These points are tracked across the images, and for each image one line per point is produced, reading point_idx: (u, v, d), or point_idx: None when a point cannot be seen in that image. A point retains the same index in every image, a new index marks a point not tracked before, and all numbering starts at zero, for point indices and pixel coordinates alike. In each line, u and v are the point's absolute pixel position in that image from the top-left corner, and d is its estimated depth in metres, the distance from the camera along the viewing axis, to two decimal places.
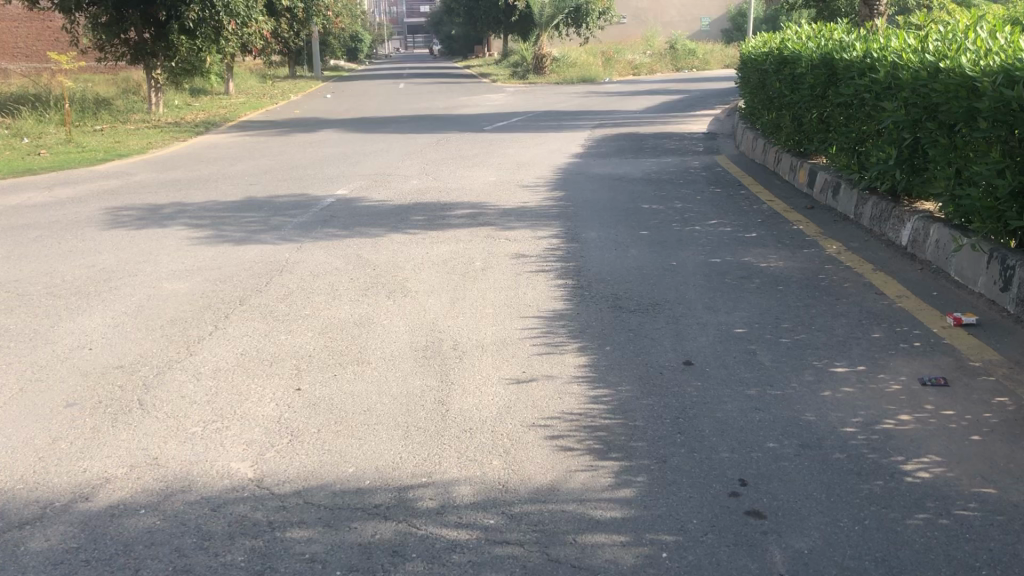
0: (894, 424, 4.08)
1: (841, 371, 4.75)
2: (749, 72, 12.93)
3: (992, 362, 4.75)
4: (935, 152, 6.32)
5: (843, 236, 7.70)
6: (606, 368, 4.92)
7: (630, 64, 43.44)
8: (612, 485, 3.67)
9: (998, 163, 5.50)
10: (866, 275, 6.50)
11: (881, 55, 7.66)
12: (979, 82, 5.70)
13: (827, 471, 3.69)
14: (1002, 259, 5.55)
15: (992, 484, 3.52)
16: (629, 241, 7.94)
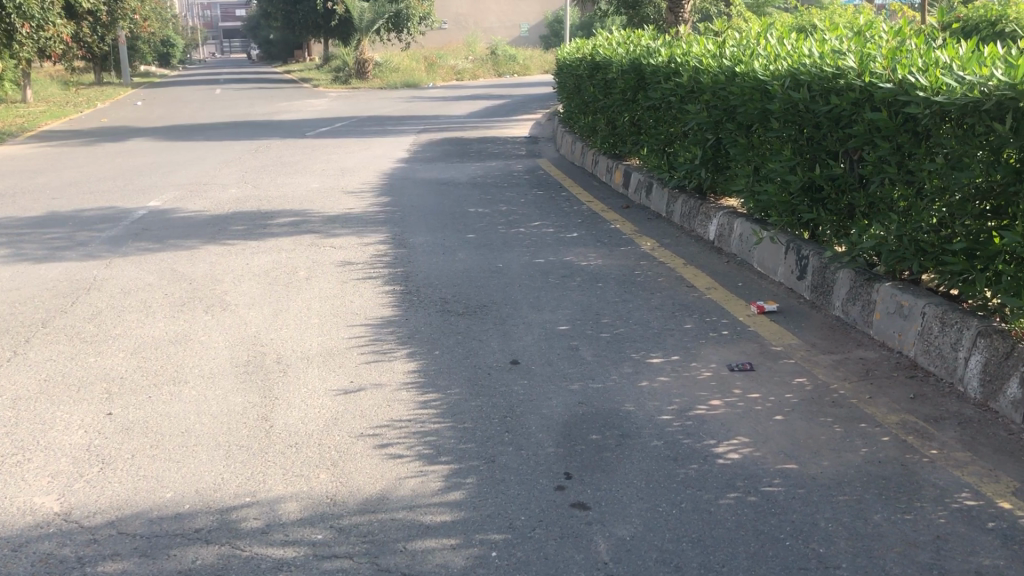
0: (706, 409, 4.31)
1: (657, 362, 4.97)
2: (565, 77, 13.31)
3: (792, 346, 5.10)
4: (735, 151, 6.74)
5: (657, 233, 8.06)
6: (435, 373, 4.93)
7: (453, 69, 43.78)
8: (441, 489, 3.68)
9: (790, 160, 5.92)
10: (679, 270, 6.82)
11: (684, 60, 8.07)
12: (770, 85, 6.11)
13: (646, 459, 3.84)
14: (798, 249, 5.97)
15: (793, 459, 3.78)
16: (455, 246, 7.98)
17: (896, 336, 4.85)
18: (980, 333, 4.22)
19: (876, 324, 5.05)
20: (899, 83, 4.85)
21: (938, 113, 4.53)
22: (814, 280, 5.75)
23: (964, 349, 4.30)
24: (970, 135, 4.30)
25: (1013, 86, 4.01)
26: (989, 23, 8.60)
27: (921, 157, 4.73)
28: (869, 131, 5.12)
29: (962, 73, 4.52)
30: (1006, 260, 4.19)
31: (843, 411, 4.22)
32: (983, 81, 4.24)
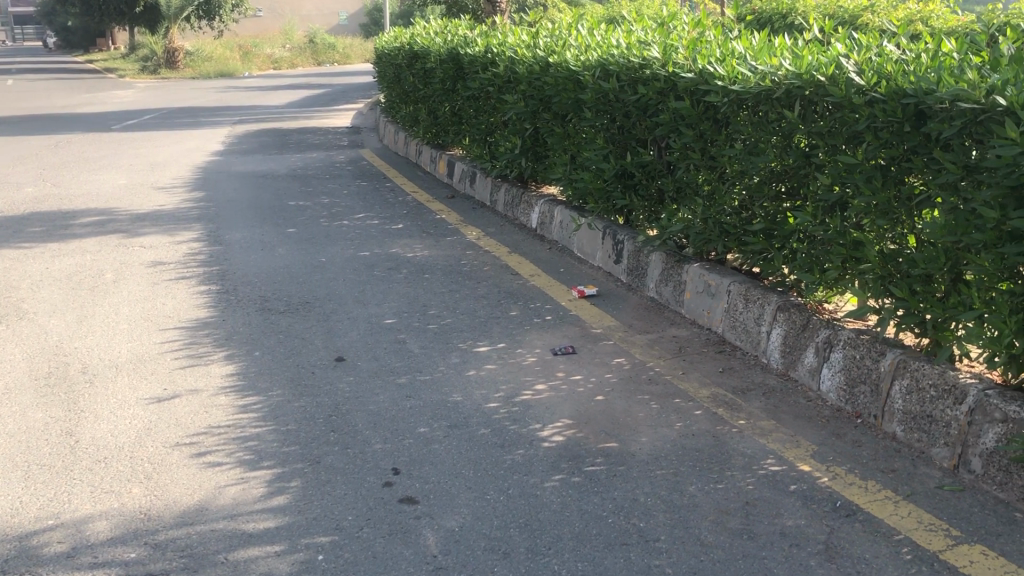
0: (531, 395, 4.38)
1: (483, 350, 5.00)
2: (384, 67, 13.16)
3: (611, 328, 5.26)
4: (552, 141, 6.87)
5: (482, 222, 8.12)
6: (255, 375, 4.76)
7: (270, 58, 42.45)
8: (264, 495, 3.56)
9: (603, 148, 6.10)
10: (503, 258, 6.90)
11: (499, 50, 8.15)
12: (582, 75, 6.26)
13: (473, 448, 3.86)
14: (614, 235, 6.18)
15: (614, 438, 3.91)
16: (275, 241, 7.73)
17: (706, 314, 5.10)
18: (779, 308, 4.51)
19: (686, 304, 5.29)
20: (699, 73, 5.08)
21: (734, 101, 4.77)
22: (630, 263, 5.96)
23: (765, 323, 4.57)
24: (763, 122, 4.56)
25: (799, 75, 4.27)
26: (781, 15, 9.15)
27: (721, 144, 4.98)
28: (674, 120, 5.34)
29: (754, 63, 4.78)
30: (799, 239, 4.48)
31: (659, 388, 4.40)
32: (773, 71, 4.50)
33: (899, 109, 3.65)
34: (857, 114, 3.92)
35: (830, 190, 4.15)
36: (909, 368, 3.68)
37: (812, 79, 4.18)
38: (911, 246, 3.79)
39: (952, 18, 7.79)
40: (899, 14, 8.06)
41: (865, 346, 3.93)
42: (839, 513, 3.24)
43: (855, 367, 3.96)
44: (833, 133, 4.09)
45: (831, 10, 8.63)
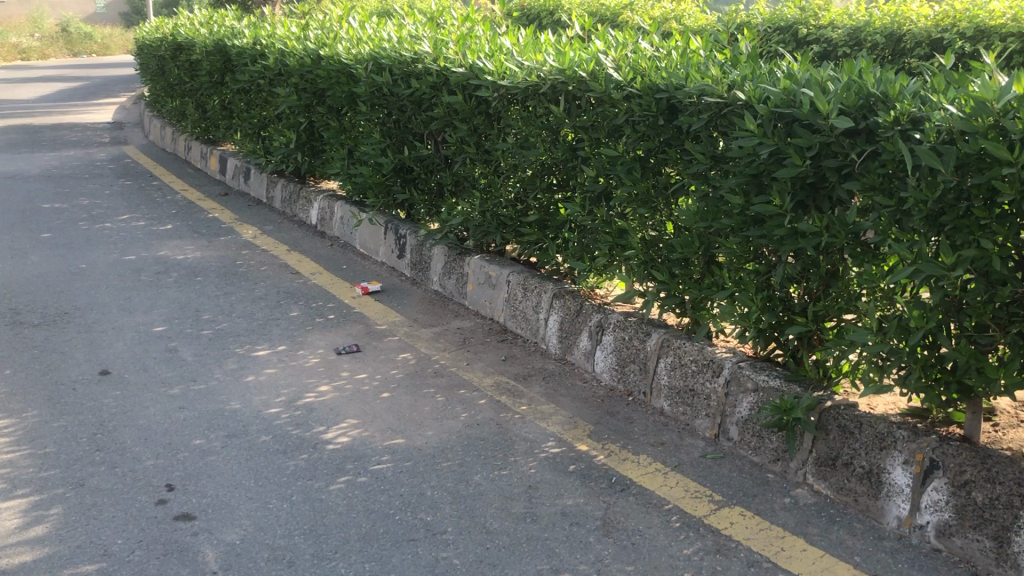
0: (314, 397, 4.29)
1: (262, 354, 4.84)
2: (146, 58, 12.39)
3: (394, 323, 5.25)
4: (328, 135, 6.74)
5: (258, 220, 7.84)
6: (6, 396, 4.35)
7: (15, 48, 38.86)
8: (20, 526, 3.26)
9: (380, 143, 6.05)
10: (282, 257, 6.70)
11: (268, 42, 7.87)
12: (354, 68, 6.17)
13: (254, 456, 3.73)
14: (395, 229, 6.16)
15: (399, 434, 3.89)
16: (26, 247, 7.09)
17: (487, 304, 5.19)
18: (555, 295, 4.66)
19: (469, 295, 5.36)
20: (469, 68, 5.15)
21: (504, 96, 4.88)
22: (412, 258, 5.96)
23: (543, 311, 4.71)
24: (532, 117, 4.68)
25: (562, 71, 4.42)
26: (548, 12, 9.43)
27: (494, 137, 5.07)
28: (448, 114, 5.39)
29: (521, 58, 4.90)
30: (571, 228, 4.65)
31: (443, 381, 4.43)
32: (538, 67, 4.63)
33: (653, 104, 3.86)
34: (616, 108, 4.11)
35: (595, 181, 4.33)
36: (672, 346, 3.92)
37: (574, 75, 4.35)
38: (669, 232, 4.02)
39: (700, 17, 8.33)
40: (654, 13, 8.53)
41: (633, 328, 4.14)
42: (614, 488, 3.41)
43: (625, 348, 4.16)
44: (596, 127, 4.27)
45: (594, 8, 9.01)
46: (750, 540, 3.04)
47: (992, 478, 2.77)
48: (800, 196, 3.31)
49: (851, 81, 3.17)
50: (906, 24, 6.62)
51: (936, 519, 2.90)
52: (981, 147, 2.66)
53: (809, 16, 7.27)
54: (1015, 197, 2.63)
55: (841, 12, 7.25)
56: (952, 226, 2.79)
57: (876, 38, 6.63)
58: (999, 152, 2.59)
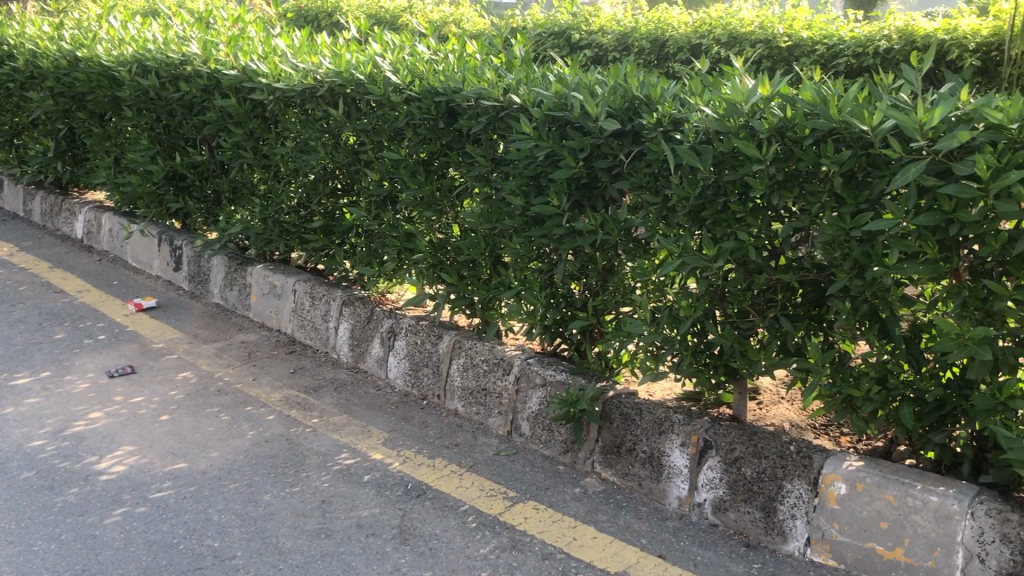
0: (84, 425, 3.97)
1: (22, 382, 4.42)
2: None
3: (173, 341, 4.96)
4: (90, 143, 6.27)
5: (14, 235, 7.18)
6: None
7: None
8: None
9: (149, 149, 5.70)
10: (43, 275, 6.17)
11: (17, 42, 7.21)
12: (116, 70, 5.78)
13: (14, 496, 3.40)
14: (170, 240, 5.82)
15: (182, 458, 3.68)
16: None
17: (273, 315, 5.02)
18: (344, 303, 4.57)
19: (253, 307, 5.16)
20: (242, 70, 4.95)
21: (281, 99, 4.73)
22: (190, 270, 5.66)
23: (332, 320, 4.60)
24: (310, 121, 4.57)
25: (339, 74, 4.34)
26: (326, 14, 9.23)
27: (272, 142, 4.91)
28: (222, 118, 5.15)
29: (296, 60, 4.77)
30: (357, 233, 4.58)
31: (228, 399, 4.23)
32: (314, 69, 4.52)
33: (432, 107, 3.86)
34: (396, 111, 4.08)
35: (380, 185, 4.29)
36: (463, 347, 3.94)
37: (352, 78, 4.28)
38: (455, 235, 4.04)
39: (479, 21, 8.45)
40: (432, 17, 8.59)
41: (424, 332, 4.14)
42: (410, 495, 3.38)
43: (417, 352, 4.15)
44: (377, 130, 4.22)
45: (373, 10, 8.91)
46: (544, 532, 3.10)
47: (758, 453, 2.97)
48: (575, 195, 3.42)
49: (617, 84, 3.31)
50: (669, 31, 7.04)
51: (712, 496, 3.08)
52: (733, 146, 2.85)
53: (580, 22, 7.58)
54: (764, 192, 2.83)
55: (610, 19, 7.61)
56: (713, 220, 2.97)
57: (642, 43, 7.00)
58: (749, 150, 2.77)
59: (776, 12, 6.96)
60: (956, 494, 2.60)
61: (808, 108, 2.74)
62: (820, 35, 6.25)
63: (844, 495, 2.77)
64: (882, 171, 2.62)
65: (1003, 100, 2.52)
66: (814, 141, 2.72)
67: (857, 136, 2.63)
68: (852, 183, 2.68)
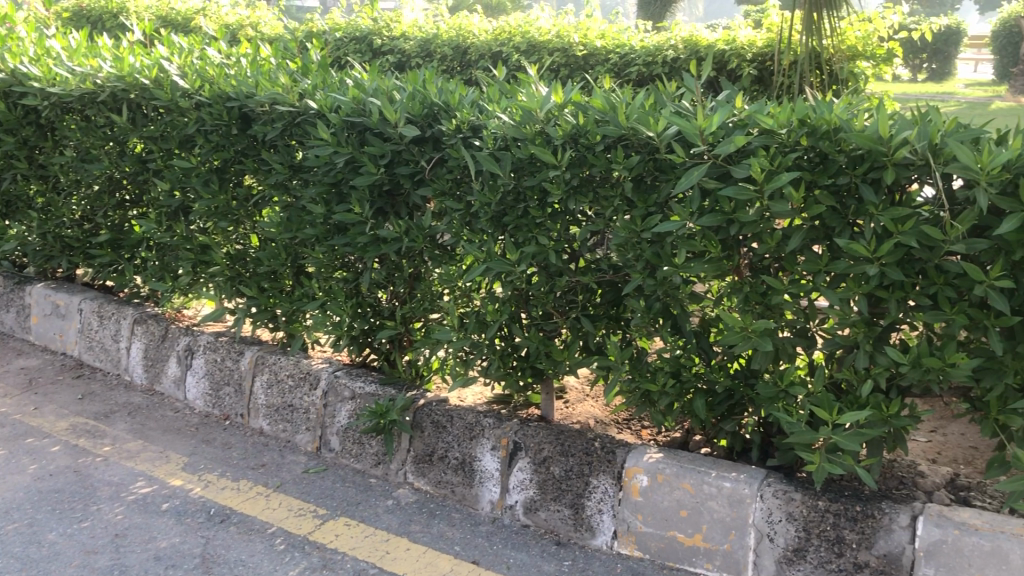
0: None
1: None
2: None
3: None
4: None
5: None
6: None
7: None
8: None
9: None
10: None
11: None
12: None
13: None
14: None
15: None
16: None
17: (57, 338, 4.66)
18: (135, 321, 4.31)
19: (34, 329, 4.77)
20: (11, 73, 4.55)
21: (57, 104, 4.38)
22: None
23: (123, 340, 4.33)
24: (91, 128, 4.26)
25: (121, 77, 4.06)
26: (110, 14, 8.69)
27: (49, 151, 4.55)
28: None
29: (72, 63, 4.42)
30: (148, 247, 4.32)
31: (4, 431, 3.87)
32: (93, 72, 4.22)
33: (224, 113, 3.69)
34: (185, 117, 3.88)
35: (171, 195, 4.06)
36: (267, 362, 3.81)
37: (135, 82, 4.02)
38: (254, 245, 3.89)
39: (277, 24, 8.21)
40: (228, 20, 8.28)
41: (224, 348, 3.96)
42: (213, 521, 3.21)
43: (217, 370, 3.96)
44: (166, 137, 4.00)
45: (162, 11, 8.47)
46: (356, 548, 3.02)
47: (565, 451, 3.04)
48: (378, 203, 3.35)
49: (415, 90, 3.28)
50: (470, 38, 7.12)
51: (522, 497, 3.11)
52: (530, 152, 2.89)
53: (382, 28, 7.55)
54: (561, 197, 2.88)
55: (411, 25, 7.62)
56: (514, 225, 3.00)
57: (444, 50, 7.07)
58: (545, 156, 2.83)
59: (571, 22, 7.18)
60: (747, 479, 2.75)
61: (599, 115, 2.83)
62: (612, 44, 6.48)
63: (646, 487, 2.87)
64: (668, 175, 2.73)
65: (773, 107, 2.69)
66: (605, 147, 2.80)
67: (644, 142, 2.73)
68: (642, 187, 2.78)
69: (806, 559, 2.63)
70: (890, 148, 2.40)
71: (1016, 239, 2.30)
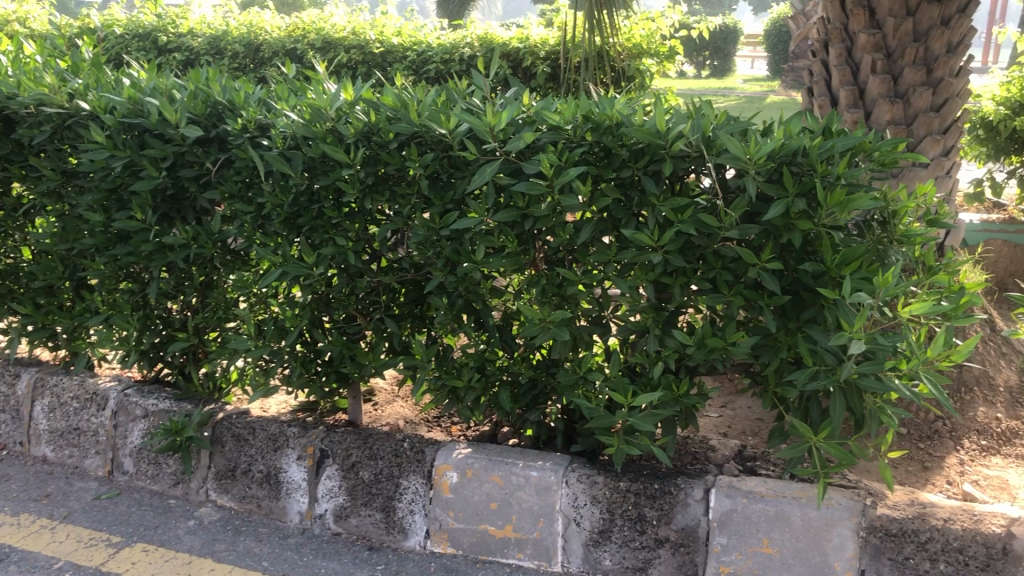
0: None
1: None
2: None
3: None
4: None
5: None
6: None
7: None
8: None
9: None
10: None
11: None
12: None
13: None
14: None
15: None
16: None
17: None
18: None
19: None
20: None
21: None
22: None
23: None
24: None
25: None
26: None
27: None
28: None
29: None
30: None
31: None
32: None
33: None
34: None
35: None
36: (47, 385, 3.54)
37: None
38: (27, 259, 3.61)
39: (48, 20, 7.65)
40: None
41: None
42: None
43: None
44: None
45: None
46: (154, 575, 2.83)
47: (373, 455, 2.99)
48: (162, 208, 3.17)
49: (197, 89, 3.12)
50: (261, 34, 6.92)
51: (332, 505, 3.04)
52: (321, 151, 2.82)
53: (166, 24, 7.28)
54: (357, 196, 2.82)
55: (199, 21, 7.37)
56: (309, 226, 2.91)
57: (235, 47, 6.86)
58: (337, 155, 2.76)
59: (366, 19, 7.11)
60: (552, 466, 2.81)
61: (390, 112, 2.80)
62: (409, 42, 6.46)
63: (456, 483, 2.88)
64: (462, 172, 2.74)
65: (559, 103, 2.78)
66: (398, 145, 2.78)
67: (437, 139, 2.73)
68: (437, 184, 2.78)
69: (611, 539, 2.72)
70: (668, 141, 2.52)
71: (783, 223, 2.47)
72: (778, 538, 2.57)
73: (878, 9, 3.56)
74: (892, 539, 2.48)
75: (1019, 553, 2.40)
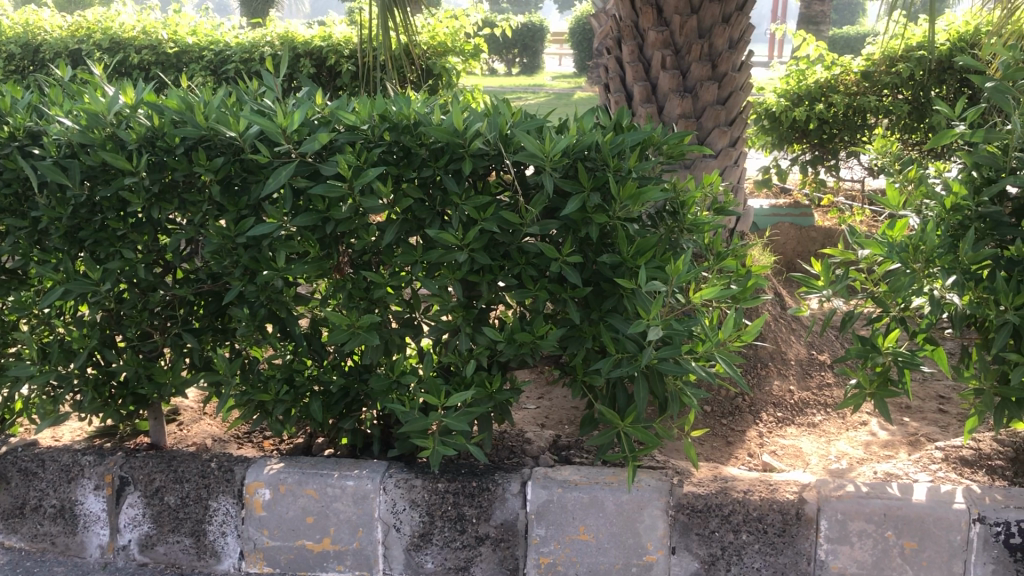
0: None
1: None
2: None
3: None
4: None
5: None
6: None
7: None
8: None
9: None
10: None
11: None
12: None
13: None
14: None
15: None
16: None
17: None
18: None
19: None
20: None
21: None
22: None
23: None
24: None
25: None
26: None
27: None
28: None
29: None
30: None
31: None
32: None
33: None
34: None
35: None
36: None
37: None
38: None
39: None
40: None
41: None
42: None
43: None
44: None
45: None
46: None
47: (178, 478, 2.83)
48: None
49: None
50: (40, 34, 6.60)
51: (136, 535, 2.86)
52: (101, 158, 2.63)
53: None
54: (143, 206, 2.66)
55: None
56: (92, 240, 2.72)
57: (11, 49, 6.51)
58: (118, 162, 2.58)
59: (157, 17, 6.79)
60: (368, 474, 2.74)
61: (175, 115, 2.66)
62: (205, 41, 6.20)
63: (268, 500, 2.76)
64: (256, 175, 2.64)
65: (354, 103, 2.73)
66: (186, 149, 2.64)
67: (227, 142, 2.61)
68: (230, 190, 2.66)
69: (432, 542, 2.71)
70: (466, 139, 2.52)
71: (581, 217, 2.52)
72: (594, 525, 2.62)
73: (664, 7, 3.70)
74: (698, 515, 2.59)
75: (811, 516, 2.56)
